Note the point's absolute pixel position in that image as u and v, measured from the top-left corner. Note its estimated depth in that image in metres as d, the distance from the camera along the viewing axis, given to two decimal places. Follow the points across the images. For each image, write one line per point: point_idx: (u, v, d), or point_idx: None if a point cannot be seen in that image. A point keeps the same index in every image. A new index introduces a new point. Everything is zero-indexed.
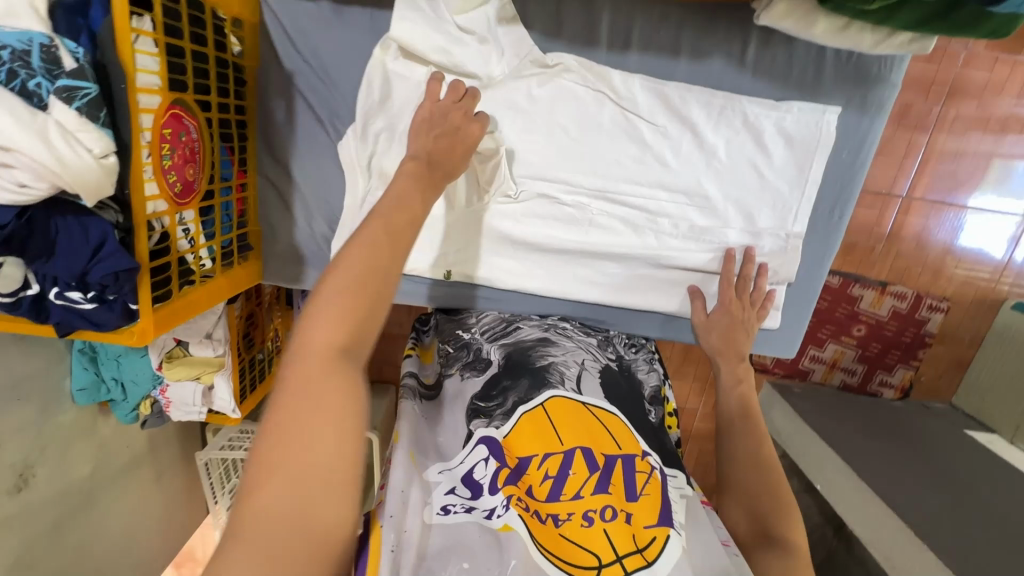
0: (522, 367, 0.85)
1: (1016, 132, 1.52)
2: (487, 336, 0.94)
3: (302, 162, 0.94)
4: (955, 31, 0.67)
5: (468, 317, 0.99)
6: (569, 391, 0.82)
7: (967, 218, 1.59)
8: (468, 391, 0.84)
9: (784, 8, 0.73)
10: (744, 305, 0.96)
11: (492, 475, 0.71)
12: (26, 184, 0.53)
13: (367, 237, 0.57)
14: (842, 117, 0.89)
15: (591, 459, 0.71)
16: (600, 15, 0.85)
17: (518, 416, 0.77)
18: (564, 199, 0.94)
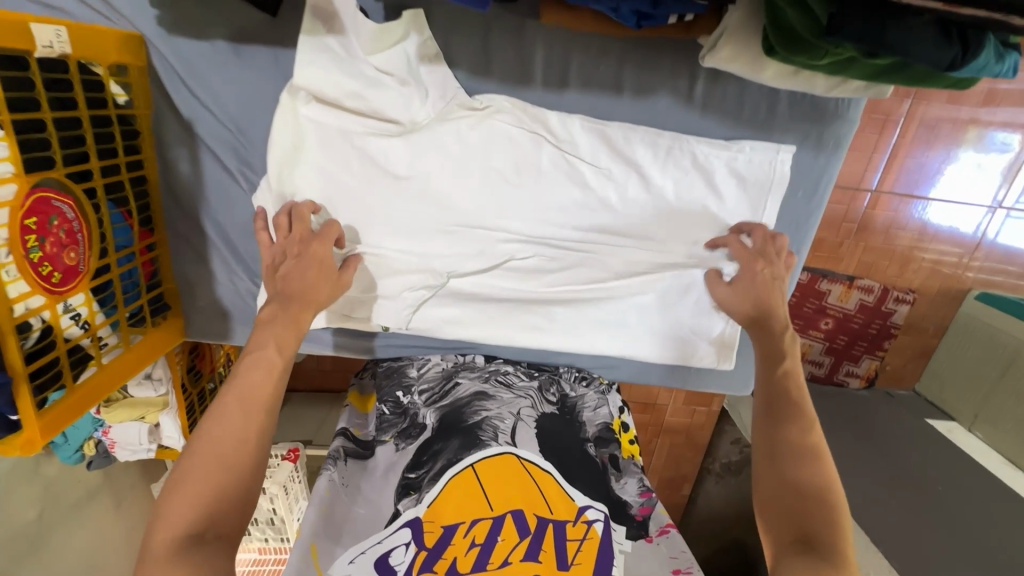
0: (454, 427, 0.80)
1: (999, 106, 1.44)
2: (426, 400, 0.87)
3: (214, 215, 0.85)
4: (914, 83, 0.60)
5: (408, 372, 0.92)
6: (503, 446, 0.78)
7: (933, 206, 1.55)
8: (401, 462, 0.79)
9: (730, 54, 0.66)
10: (769, 259, 0.82)
11: (409, 562, 0.67)
12: None
13: (229, 405, 0.61)
14: (796, 155, 0.83)
15: (522, 522, 0.72)
16: (533, 51, 0.76)
17: (445, 480, 0.74)
18: (503, 245, 0.88)
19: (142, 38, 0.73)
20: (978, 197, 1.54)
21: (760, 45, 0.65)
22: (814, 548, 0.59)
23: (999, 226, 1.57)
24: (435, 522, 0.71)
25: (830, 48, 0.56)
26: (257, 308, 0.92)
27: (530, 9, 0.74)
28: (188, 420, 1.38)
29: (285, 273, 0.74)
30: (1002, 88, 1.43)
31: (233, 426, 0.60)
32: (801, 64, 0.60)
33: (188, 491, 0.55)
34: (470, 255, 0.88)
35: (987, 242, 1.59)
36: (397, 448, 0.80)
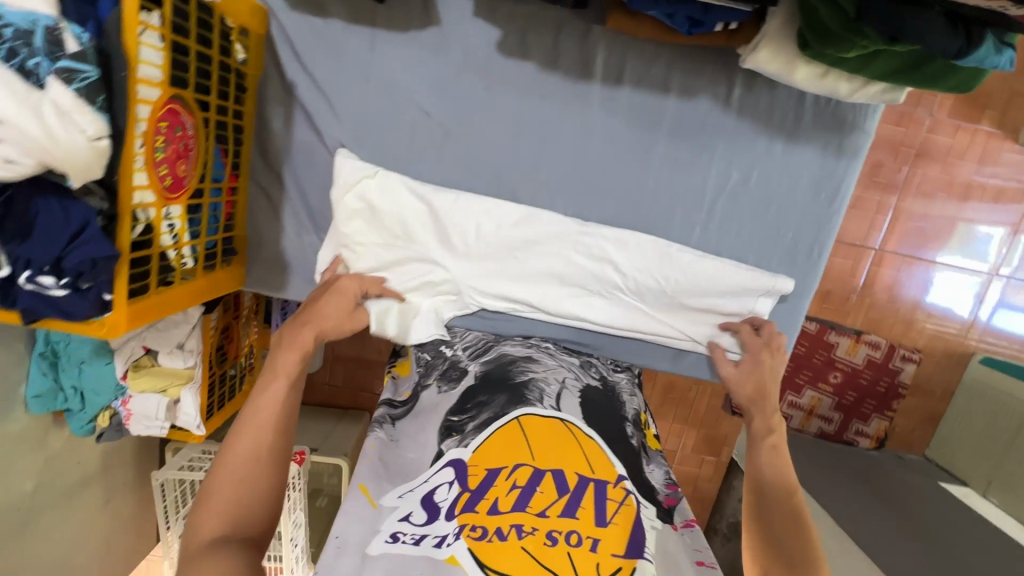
0: (501, 384, 0.85)
1: (977, 199, 1.62)
2: (469, 354, 0.94)
3: (295, 169, 0.94)
4: (928, 81, 0.72)
5: (453, 334, 1.00)
6: (547, 409, 0.81)
7: (936, 275, 1.65)
8: (443, 405, 0.84)
9: (768, 54, 0.79)
10: (768, 349, 0.94)
11: (451, 500, 0.71)
12: (12, 160, 0.52)
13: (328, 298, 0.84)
14: (819, 160, 0.93)
15: (560, 481, 0.73)
16: (596, 52, 0.89)
17: (491, 430, 0.78)
18: (546, 218, 0.94)
19: (267, 11, 0.87)
20: (975, 269, 1.65)
21: (797, 46, 0.78)
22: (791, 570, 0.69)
23: (1002, 296, 1.67)
24: (480, 466, 0.74)
25: (858, 40, 0.68)
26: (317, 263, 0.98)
27: (597, 19, 0.88)
28: (207, 401, 1.39)
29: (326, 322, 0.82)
30: (980, 179, 1.61)
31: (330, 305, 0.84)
32: (832, 56, 0.73)
33: (217, 501, 0.63)
34: (521, 227, 0.94)
35: (983, 319, 1.68)
36: (440, 391, 0.86)
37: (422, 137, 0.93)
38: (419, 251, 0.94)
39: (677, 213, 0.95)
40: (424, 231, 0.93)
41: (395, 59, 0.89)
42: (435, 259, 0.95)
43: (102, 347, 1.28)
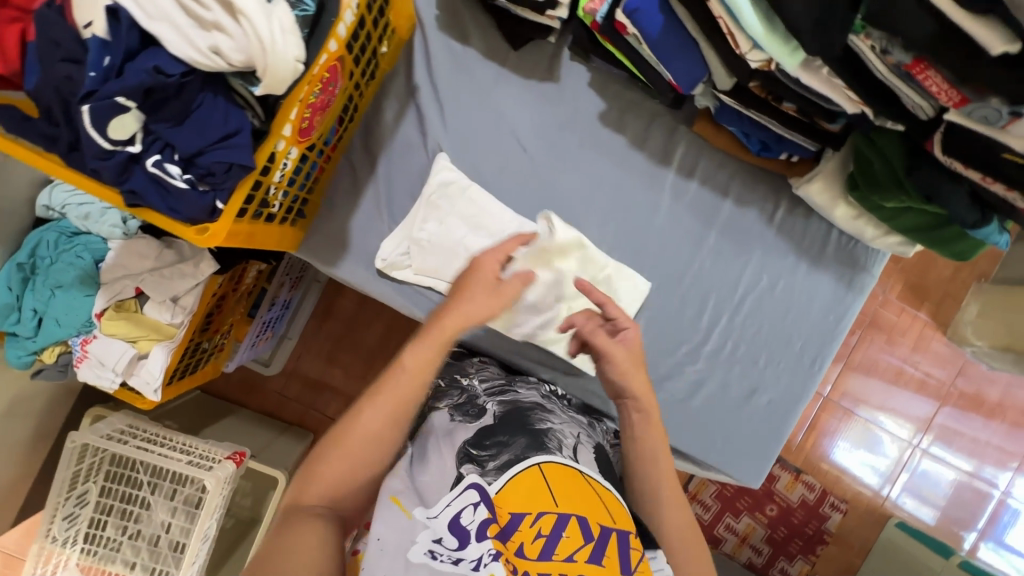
0: (520, 426, 0.81)
1: (904, 384, 1.75)
2: (486, 391, 0.93)
3: (390, 158, 0.99)
4: (936, 243, 0.90)
5: (467, 366, 1.00)
6: (567, 458, 0.79)
7: (847, 437, 1.74)
8: (458, 435, 0.81)
9: (819, 186, 0.96)
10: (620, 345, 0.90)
11: (480, 524, 0.70)
12: (220, 53, 0.56)
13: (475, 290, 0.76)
14: (832, 289, 1.08)
15: (586, 526, 0.71)
16: (676, 145, 1.04)
17: (512, 474, 0.74)
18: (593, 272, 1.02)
19: (418, 22, 0.97)
20: (891, 431, 1.73)
21: (843, 187, 0.96)
22: None
23: (915, 464, 1.73)
24: (504, 509, 0.72)
25: (899, 194, 0.86)
26: (376, 247, 0.99)
27: (684, 121, 1.04)
28: (174, 366, 1.28)
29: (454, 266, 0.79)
30: (910, 368, 1.75)
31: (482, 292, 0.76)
32: (874, 200, 0.91)
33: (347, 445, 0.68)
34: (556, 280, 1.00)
35: (891, 495, 1.74)
36: (453, 419, 0.84)
37: (512, 167, 1.02)
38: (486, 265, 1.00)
39: (710, 300, 1.07)
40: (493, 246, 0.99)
41: (510, 96, 1.01)
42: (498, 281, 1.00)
43: (89, 277, 1.18)
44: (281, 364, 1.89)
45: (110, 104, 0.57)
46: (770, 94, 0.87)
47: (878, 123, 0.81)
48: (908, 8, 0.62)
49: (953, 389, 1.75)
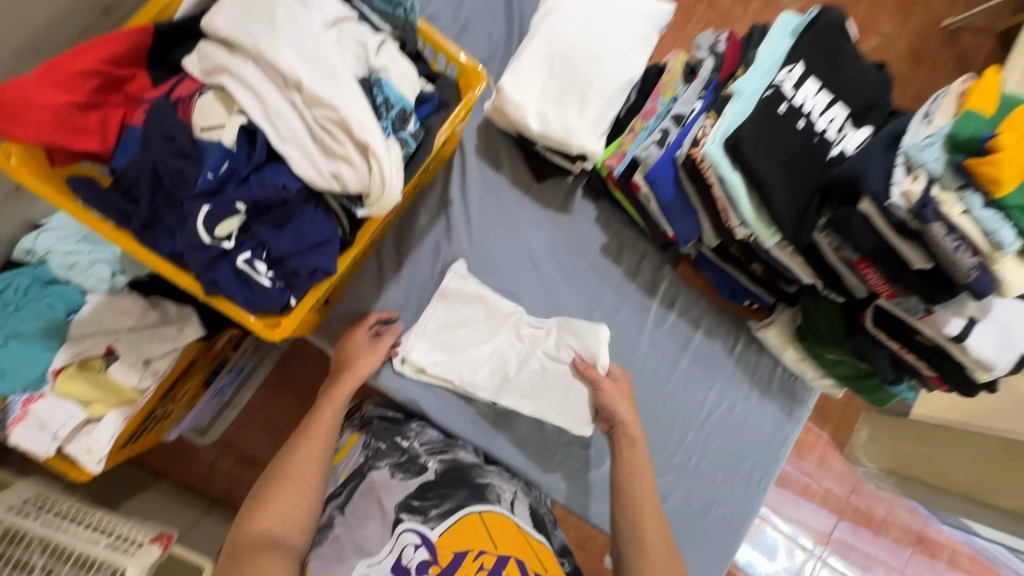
0: (463, 480, 0.95)
1: (810, 497, 1.77)
2: (426, 449, 1.00)
3: (416, 258, 1.08)
4: (862, 389, 1.11)
5: (408, 429, 1.03)
6: (504, 508, 0.94)
7: (753, 542, 1.74)
8: (400, 492, 0.90)
9: (774, 331, 1.16)
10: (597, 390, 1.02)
11: (423, 563, 0.83)
12: (340, 179, 0.64)
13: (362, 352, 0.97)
14: (777, 417, 1.26)
15: (523, 569, 0.86)
16: (662, 280, 1.22)
17: (454, 519, 0.87)
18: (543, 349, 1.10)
19: (461, 147, 1.11)
20: (790, 539, 1.75)
21: (794, 335, 1.16)
22: None
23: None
24: (447, 548, 0.85)
25: (837, 348, 1.07)
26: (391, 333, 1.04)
27: (670, 261, 1.22)
28: (124, 432, 1.17)
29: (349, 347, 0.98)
30: (815, 482, 1.78)
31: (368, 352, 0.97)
32: (818, 350, 1.11)
33: (281, 487, 0.80)
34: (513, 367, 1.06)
35: None
36: (394, 477, 0.92)
37: (523, 280, 1.13)
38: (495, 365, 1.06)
39: (680, 417, 1.21)
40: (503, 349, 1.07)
41: (529, 220, 1.14)
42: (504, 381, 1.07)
43: (54, 330, 1.10)
44: (218, 435, 1.72)
45: (230, 209, 0.63)
46: (742, 255, 1.07)
47: (823, 292, 1.02)
48: (857, 223, 0.83)
49: (849, 504, 1.79)
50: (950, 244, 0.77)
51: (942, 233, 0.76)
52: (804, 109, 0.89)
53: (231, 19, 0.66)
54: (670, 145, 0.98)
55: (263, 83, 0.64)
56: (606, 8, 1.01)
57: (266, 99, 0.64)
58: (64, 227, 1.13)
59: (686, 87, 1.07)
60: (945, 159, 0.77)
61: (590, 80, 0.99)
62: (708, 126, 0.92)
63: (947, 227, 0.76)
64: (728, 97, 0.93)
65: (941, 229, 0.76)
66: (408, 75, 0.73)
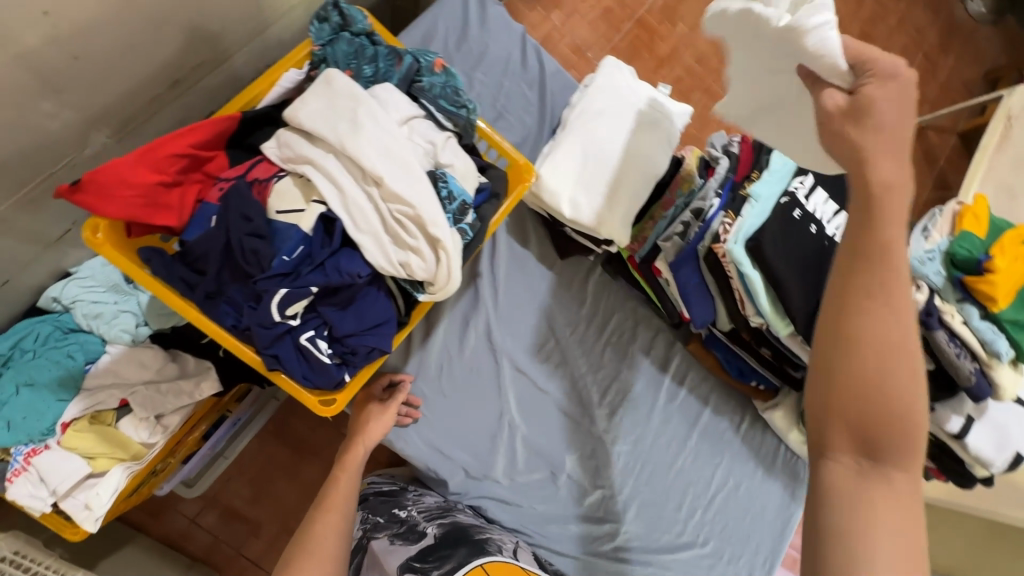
0: (462, 538, 0.92)
1: None
2: (425, 516, 0.99)
3: (444, 326, 1.11)
4: None
5: (406, 497, 1.04)
6: (506, 556, 0.92)
7: None
8: (398, 558, 0.89)
9: (780, 412, 1.24)
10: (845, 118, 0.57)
11: None
12: (408, 267, 0.70)
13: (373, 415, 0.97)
14: (781, 496, 1.29)
15: None
16: (674, 356, 1.27)
17: None
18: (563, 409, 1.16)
19: None
20: None
21: (799, 417, 1.23)
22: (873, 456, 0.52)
23: None
24: None
25: None
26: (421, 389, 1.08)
27: (681, 339, 1.28)
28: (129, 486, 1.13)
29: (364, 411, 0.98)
30: None
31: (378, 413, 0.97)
32: None
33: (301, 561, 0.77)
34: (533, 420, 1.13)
35: None
36: (392, 543, 0.92)
37: (545, 351, 1.17)
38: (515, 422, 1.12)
39: (688, 493, 1.23)
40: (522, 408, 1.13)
41: (552, 293, 1.20)
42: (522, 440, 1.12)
43: (70, 380, 1.08)
44: (205, 488, 1.49)
45: (304, 291, 0.67)
46: (753, 340, 1.13)
47: None
48: None
49: None
50: (952, 350, 0.83)
51: (945, 340, 0.83)
52: (815, 215, 1.00)
53: (312, 111, 0.72)
54: (692, 238, 1.04)
55: (345, 176, 0.71)
56: (635, 111, 1.11)
57: (347, 192, 0.70)
58: (93, 276, 1.14)
59: (702, 181, 1.11)
60: (944, 274, 0.87)
61: (622, 176, 1.06)
62: (728, 223, 0.98)
63: (948, 334, 0.84)
64: (745, 198, 1.00)
65: (943, 335, 0.83)
66: (469, 170, 0.80)
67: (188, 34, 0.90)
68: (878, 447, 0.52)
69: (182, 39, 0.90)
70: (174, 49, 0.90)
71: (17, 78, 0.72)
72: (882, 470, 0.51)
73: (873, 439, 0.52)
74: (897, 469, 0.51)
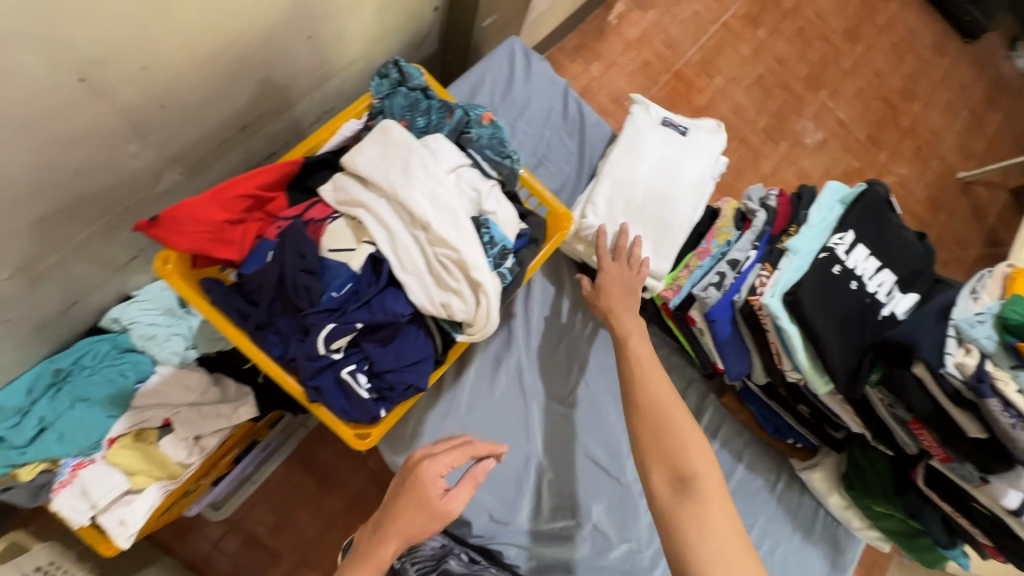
0: None
1: None
2: (416, 569, 0.97)
3: (478, 363, 1.13)
4: (910, 547, 1.09)
5: (400, 545, 1.01)
6: None
7: None
8: None
9: (819, 474, 1.17)
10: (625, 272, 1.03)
11: None
12: (447, 307, 0.74)
13: (416, 515, 0.76)
14: (819, 565, 1.20)
15: None
16: (707, 408, 1.24)
17: None
18: (589, 459, 1.14)
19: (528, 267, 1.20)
20: None
21: (839, 480, 1.16)
22: (686, 482, 0.78)
23: None
24: None
25: (886, 503, 1.06)
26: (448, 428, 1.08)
27: (714, 390, 1.25)
28: (159, 506, 1.16)
29: (422, 488, 0.78)
30: None
31: (420, 516, 0.76)
32: (866, 502, 1.09)
33: None
34: (556, 470, 1.12)
35: None
36: None
37: (575, 394, 1.16)
38: (539, 467, 1.11)
39: None
40: (547, 455, 1.12)
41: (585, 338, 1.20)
42: (544, 486, 1.10)
43: (121, 398, 1.13)
44: (231, 512, 1.51)
45: (349, 327, 0.72)
46: (791, 395, 1.10)
47: (871, 442, 1.04)
48: (911, 386, 0.87)
49: None
50: (1006, 421, 0.80)
51: (999, 409, 0.80)
52: (856, 271, 0.97)
53: (367, 158, 0.77)
54: (728, 288, 1.04)
55: (394, 220, 0.75)
56: (668, 159, 1.13)
57: (396, 235, 0.75)
58: (152, 299, 1.19)
59: (738, 232, 1.14)
60: (996, 337, 0.84)
61: (656, 223, 1.08)
62: (765, 276, 0.99)
63: (1003, 403, 0.80)
64: (783, 251, 1.01)
65: (996, 404, 0.80)
66: (511, 218, 0.84)
67: (260, 85, 0.99)
68: (681, 474, 0.79)
69: (254, 89, 0.98)
70: (247, 98, 0.99)
71: (111, 121, 0.80)
72: (694, 486, 0.78)
73: (678, 471, 0.80)
74: (699, 476, 0.79)
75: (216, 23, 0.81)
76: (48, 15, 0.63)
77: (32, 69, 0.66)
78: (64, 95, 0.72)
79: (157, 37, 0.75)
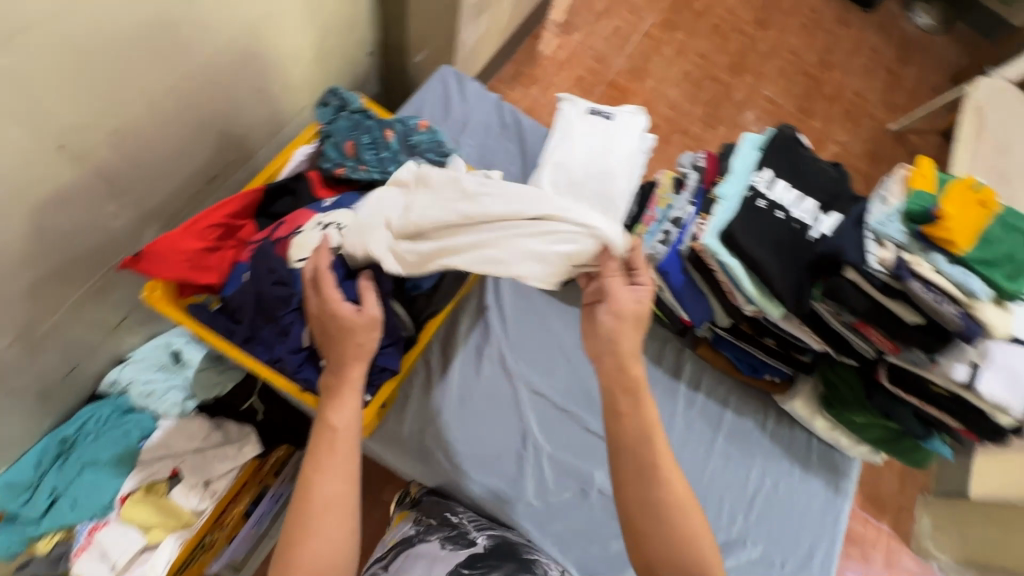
0: (511, 555, 0.94)
1: None
2: (475, 526, 1.04)
3: (461, 357, 1.19)
4: (895, 451, 1.15)
5: (457, 506, 1.10)
6: None
7: None
8: (449, 558, 0.91)
9: (800, 401, 1.23)
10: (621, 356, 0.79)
11: None
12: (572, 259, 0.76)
13: (352, 342, 0.75)
14: (821, 492, 1.24)
15: None
16: (684, 364, 1.31)
17: None
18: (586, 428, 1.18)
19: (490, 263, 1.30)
20: None
21: (819, 405, 1.21)
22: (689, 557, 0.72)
23: None
24: None
25: (863, 411, 1.13)
26: (443, 422, 1.14)
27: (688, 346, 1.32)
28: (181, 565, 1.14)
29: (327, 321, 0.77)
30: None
31: (352, 361, 0.75)
32: (847, 416, 1.16)
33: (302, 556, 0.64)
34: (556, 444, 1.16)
35: None
36: (444, 547, 0.94)
37: (558, 371, 1.22)
38: (540, 444, 1.16)
39: (726, 503, 1.21)
40: (543, 432, 1.17)
41: (560, 320, 1.27)
42: (547, 460, 1.15)
43: (128, 455, 1.17)
44: None
45: None
46: (754, 331, 1.18)
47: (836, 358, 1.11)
48: (850, 289, 0.95)
49: None
50: (930, 297, 0.90)
51: (921, 288, 0.90)
52: (780, 204, 1.07)
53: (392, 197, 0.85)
54: (673, 242, 1.14)
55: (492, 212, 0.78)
56: (597, 141, 1.24)
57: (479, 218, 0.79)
58: (145, 358, 1.25)
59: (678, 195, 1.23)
60: (905, 230, 0.96)
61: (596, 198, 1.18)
62: (701, 223, 1.09)
63: (923, 283, 0.90)
64: (714, 200, 1.11)
65: (918, 285, 0.90)
66: None
67: (219, 138, 1.09)
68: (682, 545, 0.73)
69: (214, 143, 1.09)
70: (208, 152, 1.09)
71: (90, 184, 0.89)
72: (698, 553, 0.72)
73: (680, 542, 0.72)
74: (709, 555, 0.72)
75: (173, 85, 0.91)
76: (31, 93, 0.73)
77: (18, 142, 0.76)
78: (47, 163, 0.81)
79: (123, 103, 0.85)
